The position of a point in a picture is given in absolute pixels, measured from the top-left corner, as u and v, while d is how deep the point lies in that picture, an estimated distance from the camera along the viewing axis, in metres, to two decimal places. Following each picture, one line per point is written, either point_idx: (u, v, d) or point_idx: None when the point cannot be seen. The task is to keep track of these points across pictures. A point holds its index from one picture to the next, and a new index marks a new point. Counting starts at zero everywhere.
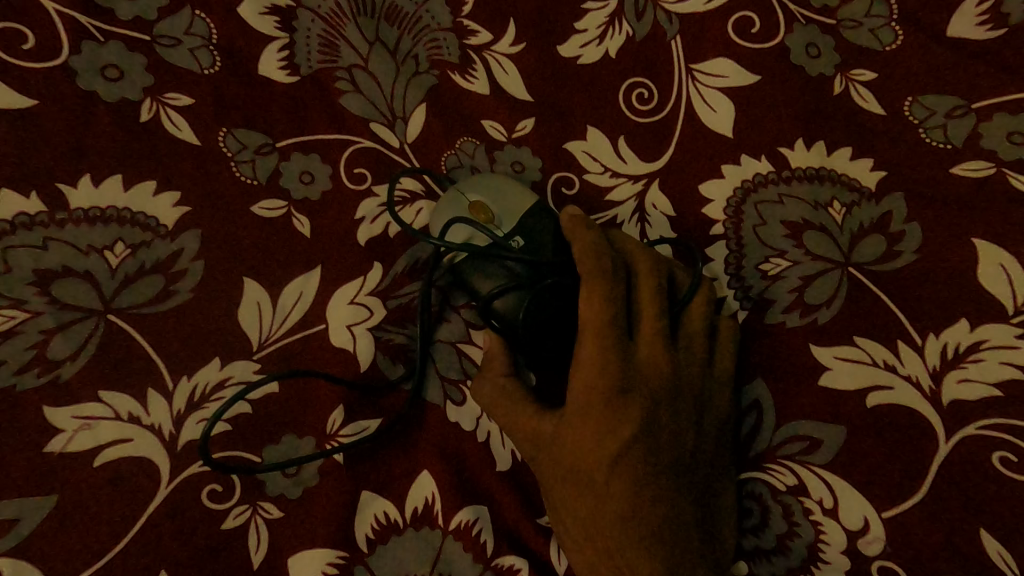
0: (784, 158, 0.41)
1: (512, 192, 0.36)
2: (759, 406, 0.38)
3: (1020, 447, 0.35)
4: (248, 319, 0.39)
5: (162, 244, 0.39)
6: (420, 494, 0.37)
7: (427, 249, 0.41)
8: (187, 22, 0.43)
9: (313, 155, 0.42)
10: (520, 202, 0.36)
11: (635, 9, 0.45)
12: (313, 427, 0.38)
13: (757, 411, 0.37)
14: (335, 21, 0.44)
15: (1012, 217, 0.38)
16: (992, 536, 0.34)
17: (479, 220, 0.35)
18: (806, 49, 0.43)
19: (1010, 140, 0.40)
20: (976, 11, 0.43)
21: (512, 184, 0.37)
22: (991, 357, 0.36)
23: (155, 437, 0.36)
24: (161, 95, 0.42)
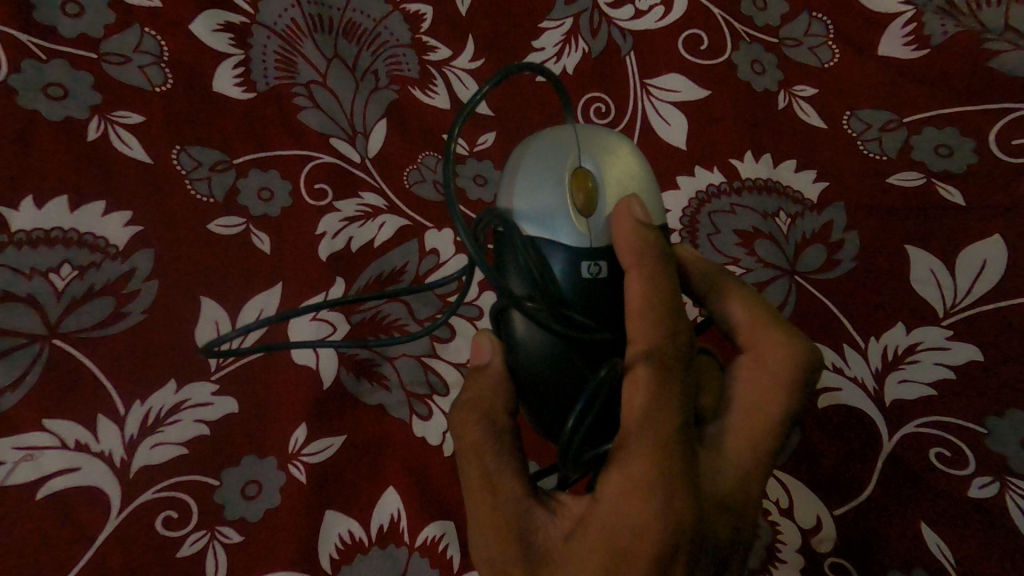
0: (734, 168, 0.43)
1: (624, 159, 0.31)
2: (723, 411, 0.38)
3: (954, 443, 0.36)
4: (205, 338, 0.38)
5: (113, 265, 0.38)
6: (385, 511, 0.36)
7: (392, 263, 0.41)
8: (136, 40, 0.43)
9: (271, 172, 0.42)
10: (625, 168, 0.31)
11: (589, 27, 0.47)
12: (275, 447, 0.37)
13: None
14: (292, 39, 0.45)
15: (941, 223, 0.41)
16: (930, 528, 0.34)
17: (587, 187, 0.30)
18: (751, 66, 0.46)
19: (938, 152, 0.43)
20: (901, 34, 0.46)
21: (626, 153, 0.31)
22: (926, 358, 0.38)
23: (106, 464, 0.35)
24: (110, 114, 0.41)
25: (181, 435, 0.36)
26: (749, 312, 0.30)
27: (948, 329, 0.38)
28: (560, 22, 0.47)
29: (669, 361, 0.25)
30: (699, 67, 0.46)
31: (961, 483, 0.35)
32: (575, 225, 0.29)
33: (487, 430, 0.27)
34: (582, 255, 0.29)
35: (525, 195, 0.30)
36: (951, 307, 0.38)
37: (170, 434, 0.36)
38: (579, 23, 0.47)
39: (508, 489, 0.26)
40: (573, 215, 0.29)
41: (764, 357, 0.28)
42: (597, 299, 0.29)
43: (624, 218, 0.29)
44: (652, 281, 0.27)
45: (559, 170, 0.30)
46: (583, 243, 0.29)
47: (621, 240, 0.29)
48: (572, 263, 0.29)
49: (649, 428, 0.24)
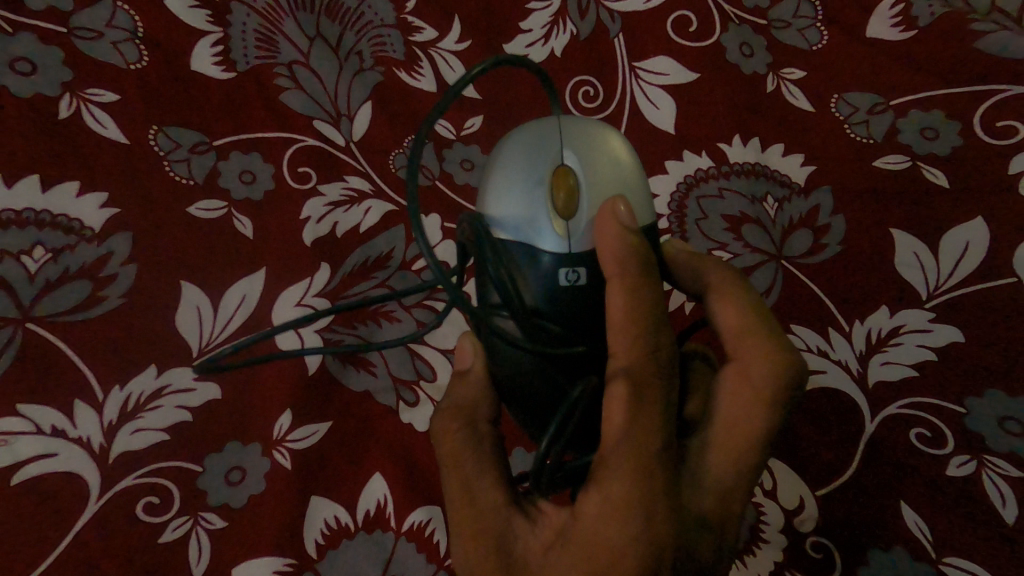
0: (722, 153, 0.43)
1: (612, 157, 0.29)
2: None
3: (934, 423, 0.36)
4: (186, 324, 0.37)
5: (89, 248, 0.38)
6: (371, 496, 0.36)
7: (379, 249, 0.41)
8: (110, 16, 0.42)
9: (252, 154, 0.41)
10: (614, 166, 0.29)
11: (577, 8, 0.47)
12: (259, 434, 0.37)
13: None
14: (272, 17, 0.44)
15: (925, 206, 0.41)
16: (910, 508, 0.35)
17: (569, 187, 0.28)
18: (740, 48, 0.46)
19: (922, 135, 0.43)
20: (890, 14, 0.46)
21: (616, 148, 0.30)
22: (908, 341, 0.38)
23: (84, 450, 0.34)
24: (83, 91, 0.40)
25: (163, 421, 0.36)
26: (737, 314, 0.29)
27: (930, 311, 0.38)
28: (548, 2, 0.47)
29: (646, 378, 0.25)
30: (687, 50, 0.46)
31: (938, 463, 0.35)
32: (554, 229, 0.28)
33: (467, 439, 0.28)
34: (562, 262, 0.28)
35: (505, 194, 0.29)
36: (934, 289, 0.39)
37: (151, 420, 0.35)
38: (566, 5, 0.47)
39: (491, 495, 0.26)
40: (552, 216, 0.28)
41: (749, 368, 0.28)
42: (578, 307, 0.28)
43: (608, 223, 0.27)
44: (631, 291, 0.26)
45: (539, 170, 0.29)
46: (563, 248, 0.28)
47: (603, 248, 0.27)
48: (552, 270, 0.28)
49: (630, 447, 0.23)
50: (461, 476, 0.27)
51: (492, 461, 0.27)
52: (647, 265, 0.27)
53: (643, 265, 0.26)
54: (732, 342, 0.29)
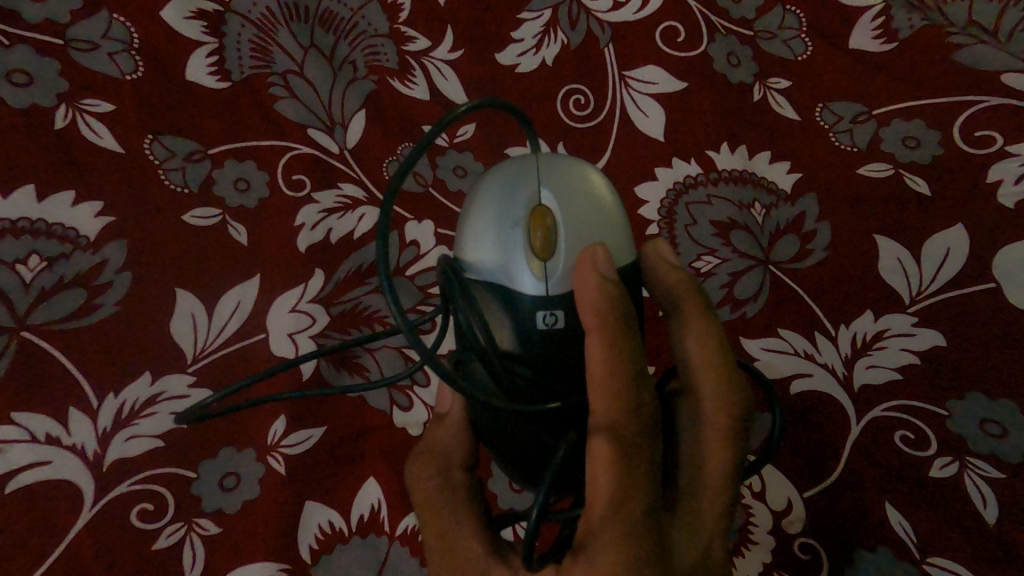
0: (711, 160, 0.44)
1: (588, 191, 0.30)
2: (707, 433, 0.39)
3: (917, 425, 0.37)
4: (181, 331, 0.38)
5: (83, 256, 0.38)
6: (365, 502, 0.37)
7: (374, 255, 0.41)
8: (105, 27, 0.42)
9: (247, 163, 0.42)
10: (591, 201, 0.29)
11: (568, 18, 0.47)
12: (254, 439, 0.37)
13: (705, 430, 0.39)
14: (266, 27, 0.45)
15: (908, 212, 0.42)
16: (895, 509, 0.35)
17: (546, 225, 0.29)
18: (727, 58, 0.47)
19: (905, 143, 0.44)
20: (871, 26, 0.47)
21: (592, 183, 0.30)
22: (892, 344, 0.39)
23: (78, 457, 0.34)
24: (78, 101, 0.40)
25: (157, 428, 0.36)
26: (705, 347, 0.29)
27: (913, 315, 0.39)
28: (539, 13, 0.48)
29: (630, 441, 0.24)
30: (676, 59, 0.46)
31: (922, 464, 0.36)
32: (531, 270, 0.28)
33: (440, 488, 0.30)
34: (539, 304, 0.28)
35: (483, 233, 0.29)
36: (917, 294, 0.40)
37: (145, 426, 0.36)
38: (557, 15, 0.48)
39: (468, 545, 0.27)
40: (529, 257, 0.28)
41: (715, 414, 0.28)
42: (556, 352, 0.28)
43: (587, 272, 0.27)
44: (610, 345, 0.25)
45: (515, 209, 0.29)
46: (541, 289, 0.28)
47: (581, 297, 0.27)
48: (530, 312, 0.28)
49: (614, 520, 0.23)
50: (437, 522, 0.28)
51: (468, 509, 0.29)
52: (626, 317, 0.26)
53: (621, 319, 0.26)
54: (702, 379, 0.29)
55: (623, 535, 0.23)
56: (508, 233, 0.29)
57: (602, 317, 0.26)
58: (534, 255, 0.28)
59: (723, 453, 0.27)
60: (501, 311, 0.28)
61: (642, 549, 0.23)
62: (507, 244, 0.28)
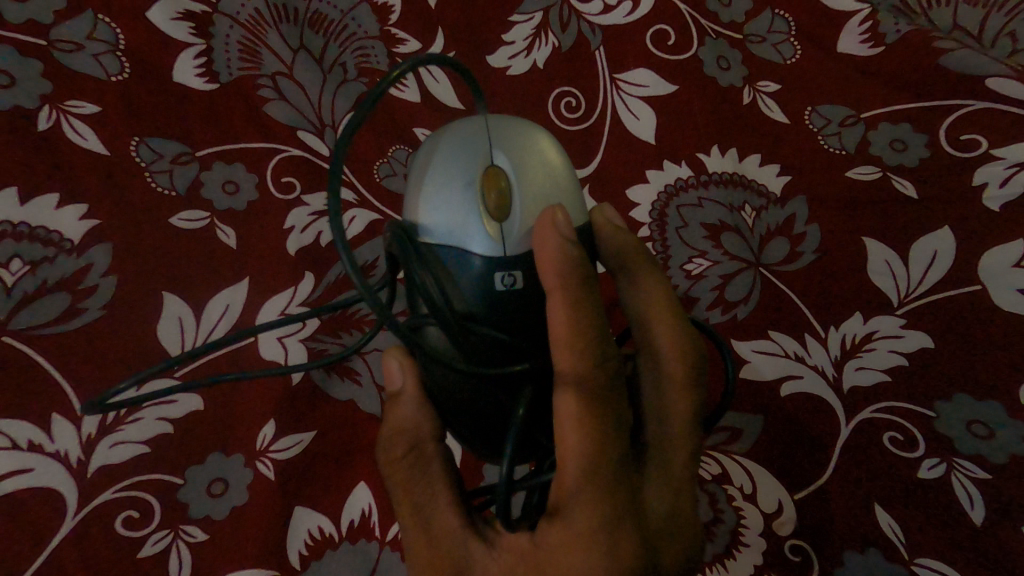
0: (701, 162, 0.44)
1: (542, 154, 0.29)
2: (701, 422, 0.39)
3: (906, 427, 0.37)
4: (168, 335, 0.37)
5: (68, 260, 0.37)
6: (356, 507, 0.36)
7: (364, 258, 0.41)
8: (90, 27, 0.41)
9: (235, 165, 0.41)
10: (546, 163, 0.29)
11: (558, 21, 0.47)
12: (242, 444, 0.37)
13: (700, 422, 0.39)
14: (255, 28, 0.44)
15: (896, 215, 0.42)
16: (885, 510, 0.35)
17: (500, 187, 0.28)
18: (717, 61, 0.47)
19: (892, 146, 0.44)
20: (859, 30, 0.48)
21: (545, 147, 0.30)
22: (881, 346, 0.39)
23: (62, 465, 0.34)
24: (62, 103, 0.40)
25: (143, 434, 0.35)
26: (653, 301, 0.30)
27: (902, 317, 0.39)
28: (530, 15, 0.48)
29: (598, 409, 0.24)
30: (666, 62, 0.47)
31: (911, 466, 0.36)
32: (486, 231, 0.27)
33: (413, 465, 0.27)
34: (496, 266, 0.27)
35: (434, 195, 0.28)
36: (904, 296, 0.40)
37: (131, 432, 0.35)
38: (548, 18, 0.48)
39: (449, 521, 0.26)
40: (483, 218, 0.28)
41: (674, 367, 0.29)
42: (514, 312, 0.27)
43: (548, 233, 0.25)
44: (573, 303, 0.24)
45: (468, 171, 0.28)
46: (496, 252, 0.27)
47: (542, 258, 0.25)
48: (486, 275, 0.27)
49: (588, 486, 0.23)
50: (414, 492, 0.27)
51: (446, 475, 0.27)
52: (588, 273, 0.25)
53: (583, 282, 0.25)
54: (659, 333, 0.29)
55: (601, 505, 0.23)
56: (463, 195, 0.28)
57: (566, 283, 0.25)
58: (489, 216, 0.28)
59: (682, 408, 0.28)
60: (454, 274, 0.27)
61: (618, 512, 0.24)
62: (462, 206, 0.28)
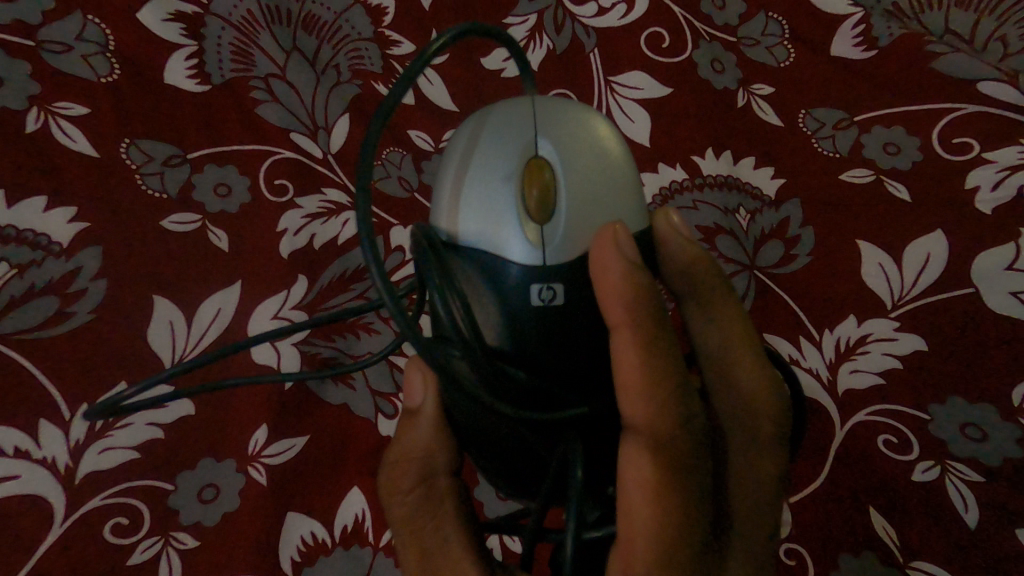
0: (696, 165, 0.44)
1: (594, 149, 0.28)
2: None
3: (901, 430, 0.37)
4: (159, 338, 0.37)
5: (56, 263, 0.37)
6: (349, 512, 0.36)
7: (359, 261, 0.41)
8: (79, 28, 0.41)
9: (227, 167, 0.41)
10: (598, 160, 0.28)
11: (553, 23, 0.47)
12: (234, 449, 0.36)
13: None
14: (247, 30, 0.44)
15: (888, 218, 0.42)
16: (878, 513, 0.35)
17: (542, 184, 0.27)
18: (711, 64, 0.47)
19: (885, 149, 0.44)
20: (852, 33, 0.48)
21: (600, 140, 0.29)
22: (875, 348, 0.39)
23: (48, 471, 0.33)
24: (51, 104, 0.39)
25: (133, 439, 0.35)
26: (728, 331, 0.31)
27: (895, 320, 0.39)
28: (524, 18, 0.47)
29: (674, 453, 0.24)
30: (660, 65, 0.47)
31: (904, 469, 0.36)
32: (525, 233, 0.26)
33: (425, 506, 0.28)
34: (534, 277, 0.26)
35: (471, 189, 0.27)
36: (898, 299, 0.40)
37: (120, 438, 0.35)
38: (542, 19, 0.47)
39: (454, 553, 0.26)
40: (523, 217, 0.27)
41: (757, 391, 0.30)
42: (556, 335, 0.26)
43: (607, 251, 0.25)
44: (646, 346, 0.24)
45: (509, 163, 0.27)
46: (535, 256, 0.26)
47: (598, 274, 0.25)
48: (523, 284, 0.26)
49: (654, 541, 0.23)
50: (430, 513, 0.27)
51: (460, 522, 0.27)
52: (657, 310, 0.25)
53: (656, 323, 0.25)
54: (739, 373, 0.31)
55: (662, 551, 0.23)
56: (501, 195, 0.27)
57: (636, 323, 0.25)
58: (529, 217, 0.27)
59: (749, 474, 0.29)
60: (485, 281, 0.26)
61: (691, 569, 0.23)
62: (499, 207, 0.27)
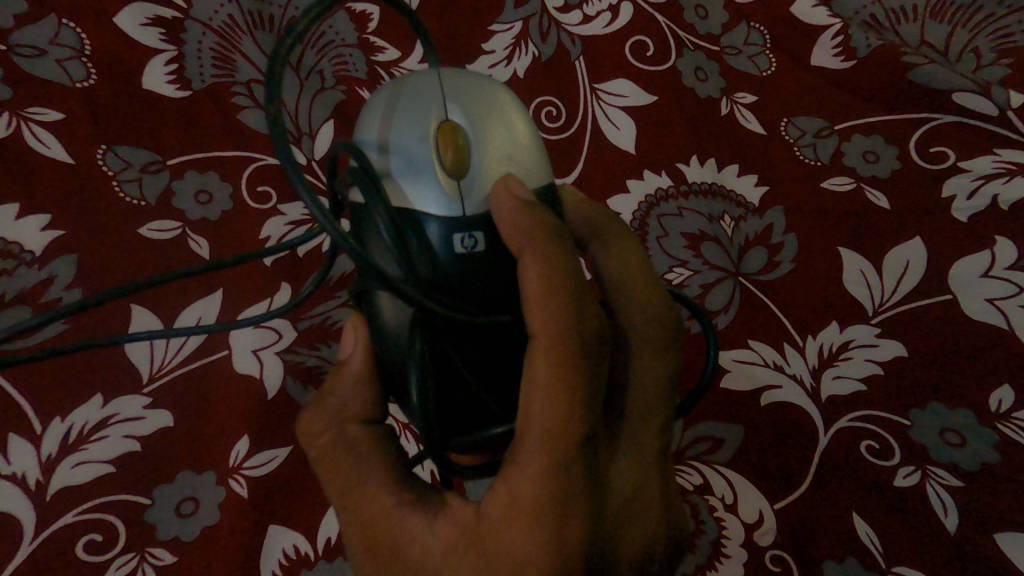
0: (681, 172, 0.44)
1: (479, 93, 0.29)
2: (716, 440, 0.38)
3: (882, 435, 0.37)
4: (138, 349, 0.36)
5: (29, 272, 0.36)
6: (332, 524, 0.34)
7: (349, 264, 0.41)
8: (53, 32, 0.41)
9: (209, 173, 0.40)
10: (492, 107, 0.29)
11: (539, 31, 0.47)
12: (213, 461, 0.35)
13: (711, 443, 0.38)
14: (229, 35, 0.43)
15: (869, 227, 0.43)
16: (862, 518, 0.35)
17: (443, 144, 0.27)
18: (694, 72, 0.48)
19: (865, 158, 0.45)
20: (831, 44, 0.49)
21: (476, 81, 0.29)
22: (857, 355, 0.39)
23: (17, 488, 0.32)
24: (25, 110, 0.39)
25: (108, 453, 0.34)
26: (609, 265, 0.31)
27: (876, 326, 0.40)
28: (509, 25, 0.47)
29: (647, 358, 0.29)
30: (645, 73, 0.47)
31: (887, 473, 0.36)
32: (442, 187, 0.26)
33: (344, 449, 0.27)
34: (455, 228, 0.26)
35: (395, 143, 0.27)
36: (879, 305, 0.40)
37: (96, 451, 0.34)
38: (528, 27, 0.47)
39: (380, 500, 0.25)
40: (437, 174, 0.27)
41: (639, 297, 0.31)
42: (474, 276, 0.26)
43: (503, 198, 0.26)
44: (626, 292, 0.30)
45: (419, 123, 0.27)
46: (454, 211, 0.26)
47: (503, 223, 0.26)
48: (445, 235, 0.26)
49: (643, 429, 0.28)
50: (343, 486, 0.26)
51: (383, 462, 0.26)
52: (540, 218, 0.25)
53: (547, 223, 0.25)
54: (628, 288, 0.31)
55: (521, 564, 0.22)
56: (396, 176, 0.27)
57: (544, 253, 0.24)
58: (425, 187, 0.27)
59: (554, 469, 0.22)
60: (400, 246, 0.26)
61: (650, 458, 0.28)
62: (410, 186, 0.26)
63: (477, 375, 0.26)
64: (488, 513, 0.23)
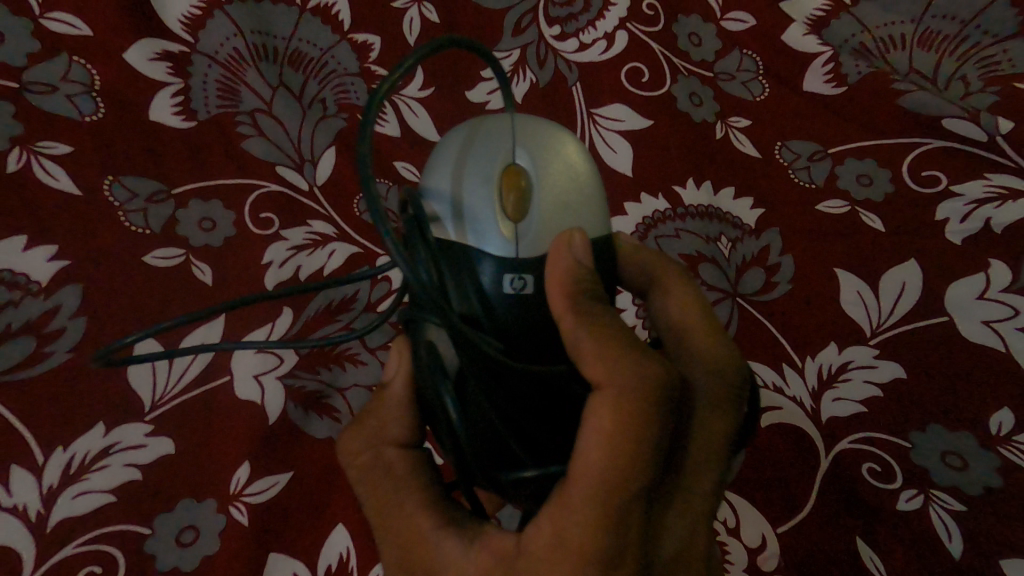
0: (678, 196, 0.45)
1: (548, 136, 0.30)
2: None
3: (884, 459, 0.37)
4: (139, 376, 0.36)
5: (34, 302, 0.36)
6: (333, 551, 0.34)
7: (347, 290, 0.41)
8: (64, 68, 0.41)
9: (212, 202, 0.41)
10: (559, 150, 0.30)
11: (536, 59, 0.49)
12: (215, 488, 0.35)
13: None
14: (234, 68, 0.44)
15: (864, 250, 0.43)
16: (866, 544, 0.35)
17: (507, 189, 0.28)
18: (689, 98, 0.49)
19: (858, 181, 0.46)
20: (823, 70, 0.50)
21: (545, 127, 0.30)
22: (856, 378, 0.39)
23: (17, 518, 0.32)
24: (34, 145, 0.39)
25: (109, 482, 0.34)
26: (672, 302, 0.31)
27: (875, 348, 0.40)
28: (508, 53, 0.48)
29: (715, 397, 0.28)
30: (641, 99, 0.48)
31: (889, 497, 0.36)
32: (500, 230, 0.28)
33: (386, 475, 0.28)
34: (506, 269, 0.27)
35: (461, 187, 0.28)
36: (877, 326, 0.40)
37: (96, 480, 0.34)
38: (526, 54, 0.49)
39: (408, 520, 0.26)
40: (500, 218, 0.28)
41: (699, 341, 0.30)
42: (520, 320, 0.27)
43: (561, 253, 0.27)
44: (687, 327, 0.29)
45: (485, 166, 0.28)
46: (508, 252, 0.27)
47: (553, 277, 0.26)
48: (496, 275, 0.27)
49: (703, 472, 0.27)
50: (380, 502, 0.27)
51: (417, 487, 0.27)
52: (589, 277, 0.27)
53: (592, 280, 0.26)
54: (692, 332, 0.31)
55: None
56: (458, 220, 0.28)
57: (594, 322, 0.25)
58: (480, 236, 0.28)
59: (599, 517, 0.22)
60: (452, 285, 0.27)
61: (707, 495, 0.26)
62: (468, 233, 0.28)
63: (508, 425, 0.26)
64: (526, 547, 0.23)
